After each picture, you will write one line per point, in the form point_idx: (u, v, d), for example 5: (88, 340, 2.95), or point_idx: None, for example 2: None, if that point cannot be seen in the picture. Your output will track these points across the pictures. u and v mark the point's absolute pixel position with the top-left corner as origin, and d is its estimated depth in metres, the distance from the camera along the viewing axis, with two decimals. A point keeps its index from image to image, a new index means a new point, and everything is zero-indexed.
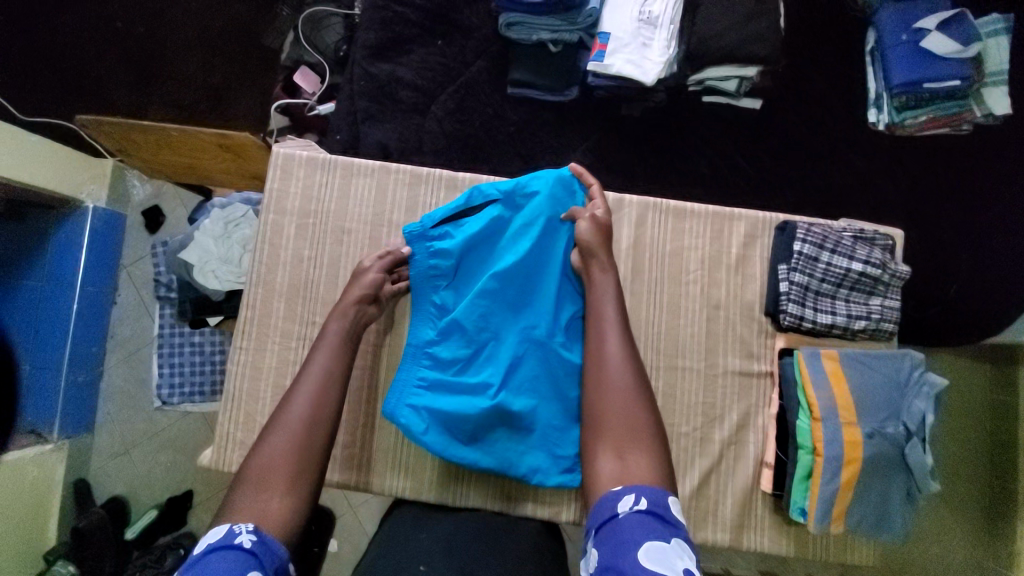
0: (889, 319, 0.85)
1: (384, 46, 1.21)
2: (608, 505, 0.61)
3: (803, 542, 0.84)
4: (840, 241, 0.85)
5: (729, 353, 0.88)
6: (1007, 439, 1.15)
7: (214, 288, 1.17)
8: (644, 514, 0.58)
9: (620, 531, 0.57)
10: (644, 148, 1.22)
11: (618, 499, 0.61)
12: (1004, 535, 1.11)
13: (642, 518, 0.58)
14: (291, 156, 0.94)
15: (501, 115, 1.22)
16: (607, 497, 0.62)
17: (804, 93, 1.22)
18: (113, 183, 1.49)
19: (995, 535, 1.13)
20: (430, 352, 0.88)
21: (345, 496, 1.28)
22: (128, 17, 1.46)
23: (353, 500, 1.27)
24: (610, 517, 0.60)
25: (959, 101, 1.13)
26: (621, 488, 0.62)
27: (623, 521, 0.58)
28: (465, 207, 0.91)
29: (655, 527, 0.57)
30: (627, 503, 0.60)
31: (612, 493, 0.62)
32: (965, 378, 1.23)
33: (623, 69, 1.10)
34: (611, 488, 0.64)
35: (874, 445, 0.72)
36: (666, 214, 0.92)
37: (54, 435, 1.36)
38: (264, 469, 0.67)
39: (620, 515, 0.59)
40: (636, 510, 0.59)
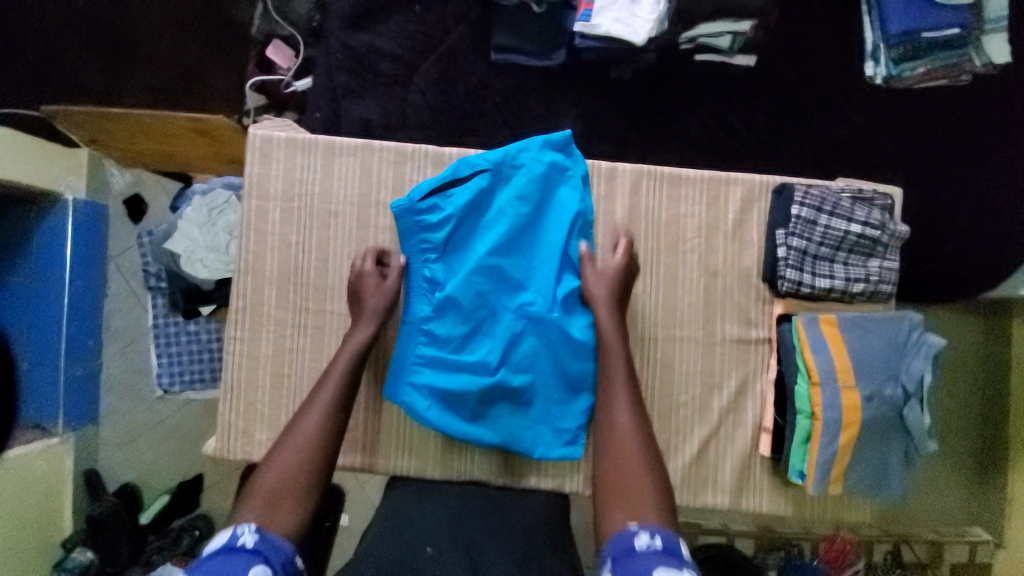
0: (888, 281, 0.84)
1: (360, 15, 1.15)
2: (623, 541, 0.62)
3: (801, 502, 0.86)
4: (839, 202, 0.82)
5: (727, 320, 0.87)
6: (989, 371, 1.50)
7: (204, 277, 1.15)
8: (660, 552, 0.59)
9: (635, 561, 0.58)
10: (636, 112, 1.18)
11: (633, 536, 0.63)
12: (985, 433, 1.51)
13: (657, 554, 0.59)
14: (269, 138, 0.90)
15: (486, 84, 1.17)
16: (623, 534, 0.64)
17: (801, 47, 1.17)
18: (92, 174, 1.43)
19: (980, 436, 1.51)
20: (425, 328, 0.86)
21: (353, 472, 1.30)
22: None
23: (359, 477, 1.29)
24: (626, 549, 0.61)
25: (957, 50, 1.08)
26: (636, 526, 0.64)
27: (638, 554, 0.60)
28: (453, 178, 0.88)
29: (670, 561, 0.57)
30: (644, 540, 0.62)
31: (628, 530, 0.64)
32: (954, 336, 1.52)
33: (612, 28, 1.05)
34: (625, 526, 0.65)
35: (873, 407, 0.72)
36: (661, 181, 0.89)
37: (59, 428, 1.36)
38: (269, 491, 0.69)
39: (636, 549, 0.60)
40: (652, 546, 0.60)
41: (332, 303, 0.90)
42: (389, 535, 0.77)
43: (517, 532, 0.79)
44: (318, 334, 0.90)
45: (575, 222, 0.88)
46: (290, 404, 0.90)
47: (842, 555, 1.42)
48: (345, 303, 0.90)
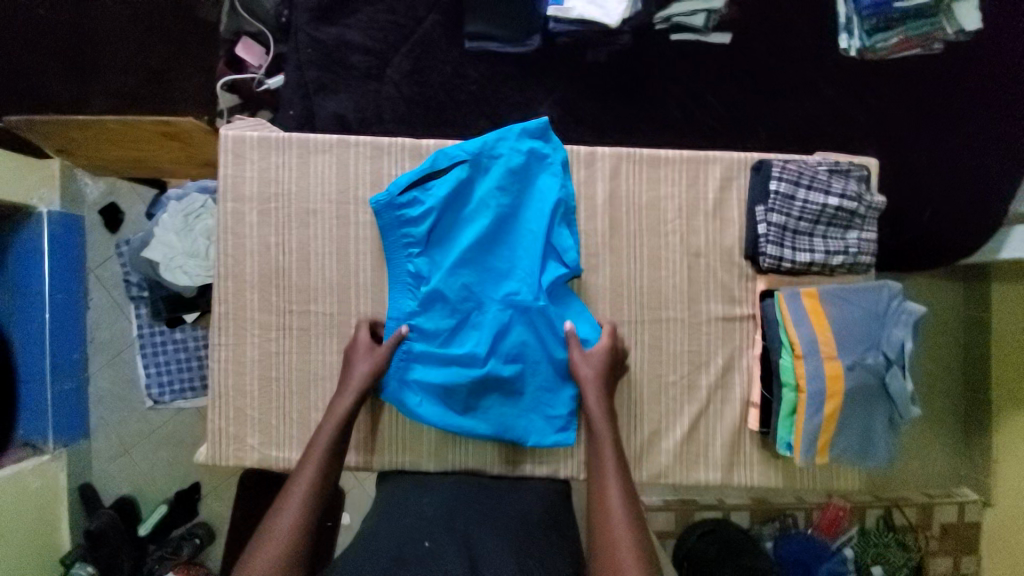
0: (867, 251, 0.84)
1: (328, 8, 1.13)
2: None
3: (791, 473, 0.88)
4: (815, 175, 0.83)
5: (711, 299, 0.88)
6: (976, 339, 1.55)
7: (185, 284, 1.13)
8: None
9: None
10: (613, 96, 1.17)
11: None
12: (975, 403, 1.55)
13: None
14: (241, 138, 0.88)
15: (461, 73, 1.16)
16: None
17: (773, 22, 1.17)
18: (64, 185, 1.40)
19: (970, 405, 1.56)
20: (413, 324, 0.87)
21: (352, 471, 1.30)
22: None
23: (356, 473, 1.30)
24: None
25: (930, 19, 1.08)
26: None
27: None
28: (431, 172, 0.87)
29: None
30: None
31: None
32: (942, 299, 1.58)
33: (584, 11, 1.05)
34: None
35: (855, 377, 0.73)
36: (639, 163, 0.89)
37: (50, 445, 1.35)
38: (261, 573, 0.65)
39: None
40: None
41: (316, 304, 0.89)
42: (385, 530, 0.77)
43: (513, 524, 0.80)
44: (303, 336, 0.89)
45: (558, 211, 0.87)
46: (279, 407, 0.89)
47: (835, 522, 1.48)
48: (329, 303, 0.89)
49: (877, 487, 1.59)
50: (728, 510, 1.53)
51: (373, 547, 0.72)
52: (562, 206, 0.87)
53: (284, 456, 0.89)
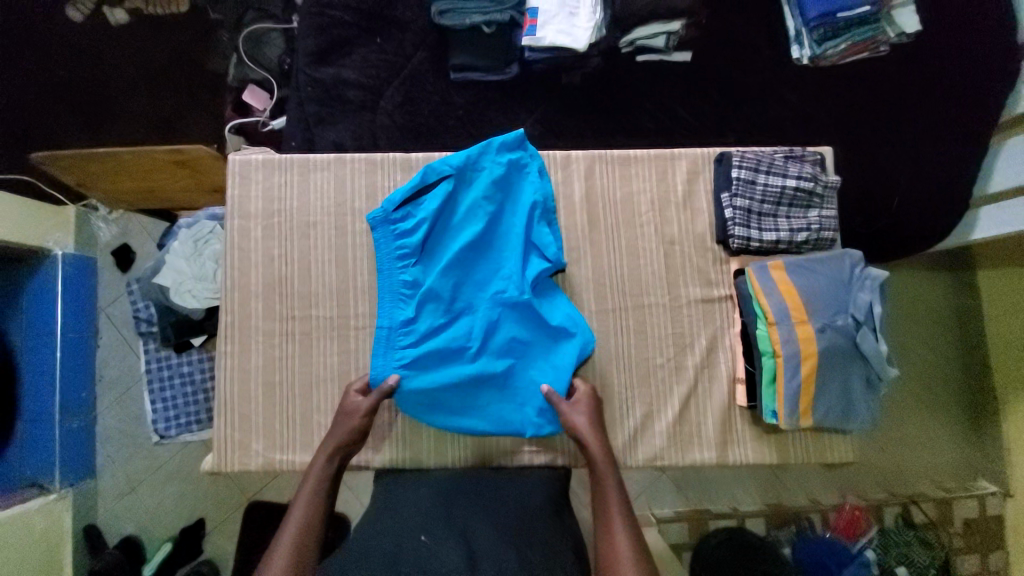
0: (829, 227, 0.90)
1: (325, 50, 1.24)
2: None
3: (784, 447, 0.90)
4: (773, 161, 0.90)
5: (690, 283, 0.93)
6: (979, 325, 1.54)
7: (193, 307, 1.19)
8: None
9: None
10: (589, 112, 1.27)
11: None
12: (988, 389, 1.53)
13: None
14: (247, 162, 0.97)
15: (448, 101, 1.26)
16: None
17: (730, 40, 1.28)
18: (79, 229, 1.48)
19: (982, 392, 1.54)
20: (407, 329, 0.89)
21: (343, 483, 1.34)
22: (66, 63, 1.49)
23: (347, 481, 1.32)
24: None
25: (873, 25, 1.19)
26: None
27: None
28: (421, 186, 0.93)
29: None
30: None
31: None
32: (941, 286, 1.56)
33: (555, 39, 1.14)
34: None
35: (827, 338, 0.77)
36: (612, 163, 0.97)
37: (56, 484, 1.36)
38: None
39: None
40: None
41: (317, 308, 0.94)
42: (389, 522, 0.79)
43: (514, 515, 0.81)
44: (306, 340, 0.94)
45: (540, 213, 0.94)
46: (283, 411, 0.92)
47: (853, 522, 1.41)
48: (329, 307, 0.94)
49: (892, 483, 1.53)
50: (743, 517, 1.42)
51: (367, 543, 0.75)
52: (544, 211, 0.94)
53: (288, 459, 0.91)
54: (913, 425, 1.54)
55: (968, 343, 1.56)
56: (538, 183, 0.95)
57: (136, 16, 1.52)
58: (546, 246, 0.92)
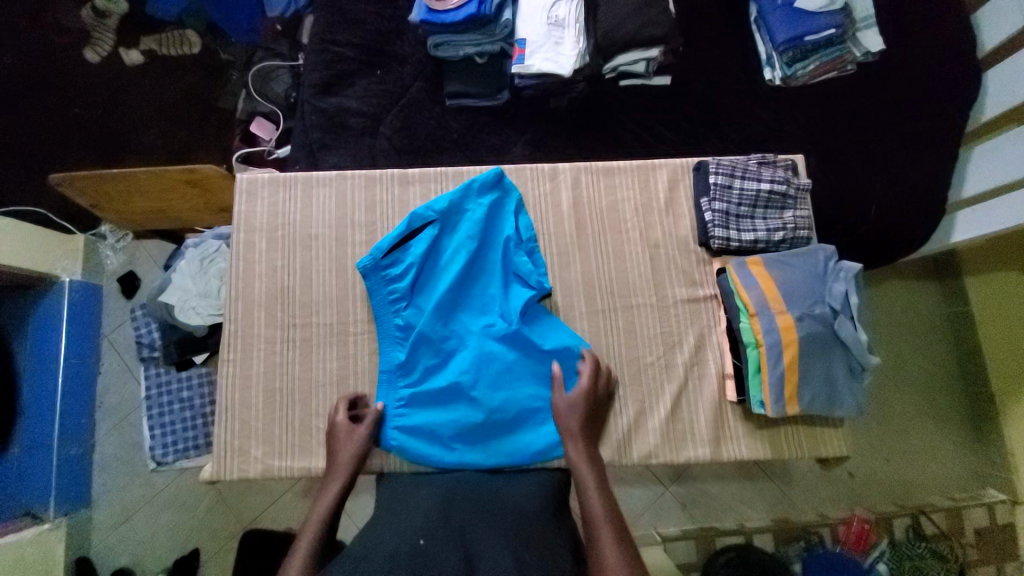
0: (804, 226, 0.95)
1: (329, 82, 1.33)
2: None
3: (777, 441, 0.91)
4: (746, 167, 0.96)
5: (675, 284, 0.97)
6: (968, 333, 1.54)
7: (196, 323, 1.23)
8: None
9: None
10: (577, 133, 1.35)
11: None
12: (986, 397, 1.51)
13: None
14: (253, 179, 1.03)
15: (443, 125, 1.34)
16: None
17: (706, 65, 1.38)
18: (87, 256, 1.52)
19: (980, 400, 1.52)
20: (402, 372, 0.93)
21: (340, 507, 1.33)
22: (83, 102, 1.59)
23: (345, 507, 1.33)
24: None
25: (838, 46, 1.28)
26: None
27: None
28: (408, 232, 0.97)
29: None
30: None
31: None
32: (930, 295, 1.60)
33: (542, 66, 1.23)
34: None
35: (806, 326, 0.80)
36: (597, 174, 1.03)
37: (51, 513, 1.34)
38: None
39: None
40: None
41: (317, 315, 0.98)
42: (386, 520, 0.79)
43: (512, 515, 0.80)
44: (306, 346, 0.97)
45: (524, 243, 0.98)
46: (282, 416, 0.94)
47: (863, 537, 1.38)
48: (330, 314, 0.98)
49: (900, 495, 1.49)
50: (750, 533, 1.39)
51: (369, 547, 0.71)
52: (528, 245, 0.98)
53: (286, 464, 0.92)
54: (916, 434, 1.52)
55: (960, 352, 1.56)
56: (517, 218, 1.00)
57: (151, 57, 1.63)
58: (533, 278, 0.96)
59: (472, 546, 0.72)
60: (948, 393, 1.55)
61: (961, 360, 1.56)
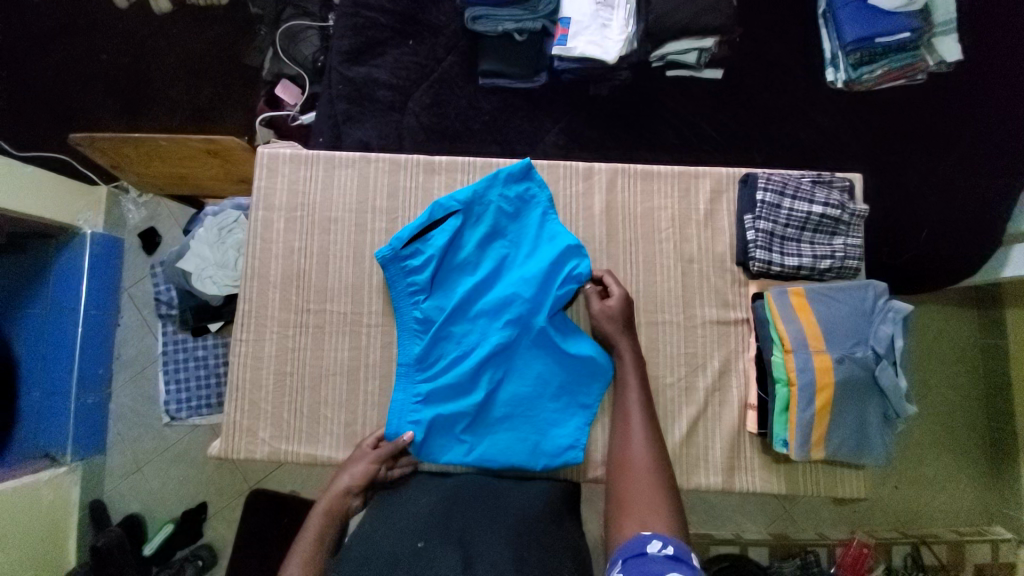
0: (853, 256, 0.89)
1: (358, 50, 1.26)
2: (636, 544, 0.61)
3: (794, 478, 0.88)
4: (799, 186, 0.89)
5: (705, 303, 0.92)
6: (1003, 367, 1.44)
7: (213, 293, 1.22)
8: (671, 559, 0.58)
9: (647, 566, 0.57)
10: (615, 124, 1.27)
11: (645, 541, 0.62)
12: (1011, 434, 1.42)
13: (670, 562, 0.58)
14: (275, 155, 0.99)
15: (474, 105, 1.27)
16: (635, 538, 0.63)
17: (761, 60, 1.27)
18: (108, 209, 1.52)
19: (1004, 436, 1.43)
20: (420, 366, 0.90)
21: None
22: (110, 49, 1.55)
23: None
24: (638, 553, 0.60)
25: (911, 52, 1.17)
26: (649, 534, 0.63)
27: (649, 558, 0.59)
28: (429, 223, 0.92)
29: (683, 568, 0.57)
30: (656, 546, 0.60)
31: (641, 537, 0.63)
32: (967, 323, 1.48)
33: (586, 50, 1.14)
34: (638, 532, 0.64)
35: (844, 369, 0.77)
36: (634, 177, 0.96)
37: (68, 457, 1.38)
38: None
39: (648, 554, 0.59)
40: (664, 553, 0.59)
41: (332, 303, 0.95)
42: (382, 522, 0.76)
43: (513, 509, 0.78)
44: (319, 333, 0.95)
45: (559, 242, 0.92)
46: (292, 401, 0.93)
47: (860, 561, 1.29)
48: (344, 302, 0.95)
49: (903, 522, 1.43)
50: (746, 545, 1.35)
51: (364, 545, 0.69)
52: (568, 244, 0.91)
53: (293, 448, 0.92)
54: (930, 463, 1.45)
55: (991, 386, 1.46)
56: (546, 217, 0.94)
57: (179, 6, 1.57)
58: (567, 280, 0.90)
59: (472, 546, 0.67)
60: (970, 427, 1.46)
61: (990, 394, 1.47)
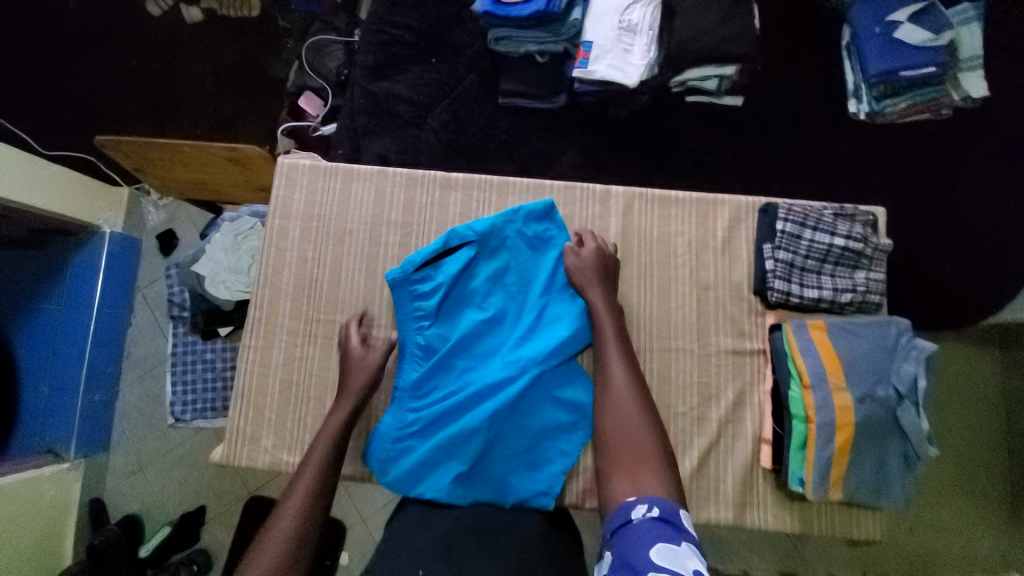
0: (875, 291, 0.87)
1: (382, 66, 1.28)
2: (621, 513, 0.64)
3: (809, 518, 0.84)
4: (820, 218, 0.88)
5: (721, 332, 0.90)
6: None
7: (224, 298, 1.23)
8: (656, 521, 0.61)
9: (633, 534, 0.60)
10: (633, 147, 1.27)
11: (631, 508, 0.65)
12: None
13: (654, 524, 0.61)
14: (295, 165, 1.00)
15: (493, 123, 1.28)
16: (621, 506, 0.66)
17: (783, 91, 1.27)
18: (129, 209, 1.55)
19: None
20: (415, 394, 0.87)
21: (356, 507, 1.29)
22: (143, 56, 1.60)
23: (360, 512, 1.28)
24: (625, 522, 0.63)
25: (937, 87, 1.15)
26: (634, 498, 0.66)
27: (635, 526, 0.62)
28: (443, 250, 0.92)
29: (668, 532, 0.59)
30: (640, 511, 0.63)
31: (626, 504, 0.65)
32: (989, 363, 1.40)
33: (607, 74, 1.14)
34: (625, 498, 0.67)
35: (865, 408, 0.75)
36: (652, 201, 0.96)
37: (71, 453, 1.38)
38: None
39: (633, 521, 0.62)
40: (649, 517, 0.62)
41: (342, 314, 0.95)
42: (383, 554, 0.72)
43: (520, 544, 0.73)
44: (327, 343, 0.94)
45: (571, 292, 0.92)
46: (296, 411, 0.92)
47: None
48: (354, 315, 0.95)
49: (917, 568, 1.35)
50: None
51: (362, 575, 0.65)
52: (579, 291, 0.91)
53: (294, 460, 0.91)
54: (947, 507, 1.38)
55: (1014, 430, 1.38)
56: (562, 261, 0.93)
57: (211, 18, 1.62)
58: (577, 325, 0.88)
59: None
60: (991, 471, 1.38)
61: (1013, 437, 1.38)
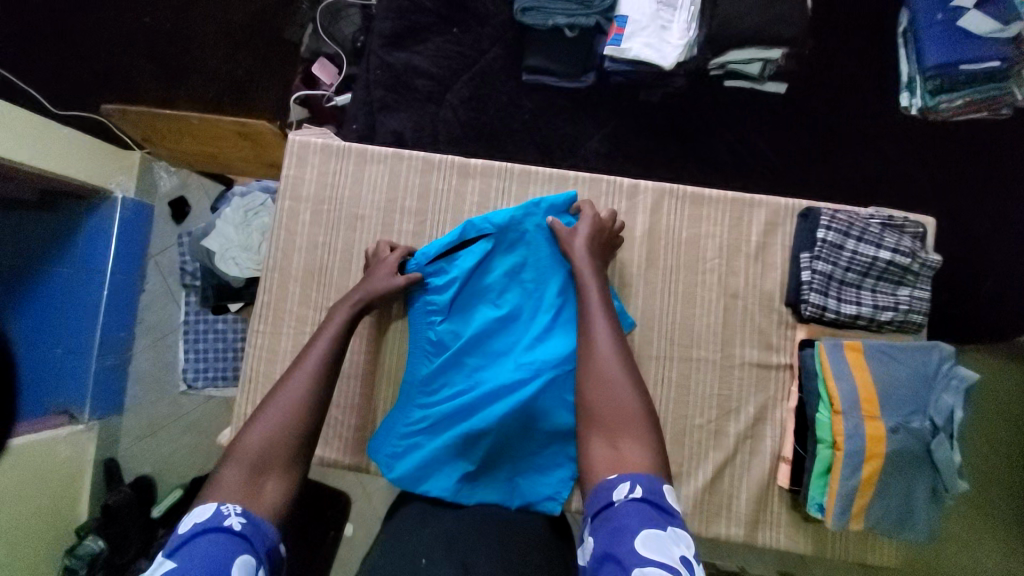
0: (918, 310, 0.82)
1: (400, 34, 1.19)
2: (602, 493, 0.58)
3: (822, 540, 0.82)
4: (867, 228, 0.82)
5: (747, 343, 0.85)
6: None
7: (234, 275, 1.21)
8: (640, 503, 0.55)
9: (617, 519, 0.54)
10: (663, 135, 1.19)
11: (612, 488, 0.58)
12: None
13: (639, 507, 0.54)
14: (306, 143, 0.95)
15: (516, 103, 1.21)
16: (600, 487, 0.59)
17: (832, 79, 1.17)
18: (141, 174, 1.52)
19: None
20: (424, 391, 0.85)
21: (360, 479, 1.29)
22: (154, 13, 1.53)
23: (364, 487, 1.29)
24: (606, 505, 0.56)
25: (1000, 84, 1.04)
26: (615, 476, 0.59)
27: (617, 509, 0.55)
28: (459, 242, 0.88)
29: (654, 516, 0.53)
30: (623, 491, 0.56)
31: (607, 482, 0.59)
32: None
33: (641, 53, 1.05)
34: (604, 476, 0.60)
35: (897, 439, 0.72)
36: (683, 200, 0.89)
37: (86, 415, 1.40)
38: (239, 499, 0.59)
39: (615, 504, 0.56)
40: (632, 499, 0.55)
41: None
42: None
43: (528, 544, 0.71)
44: None
45: None
46: None
47: None
48: None
49: None
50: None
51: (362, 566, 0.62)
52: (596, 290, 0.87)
53: None
54: None
55: None
56: None
57: None
58: None
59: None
60: None
61: None
